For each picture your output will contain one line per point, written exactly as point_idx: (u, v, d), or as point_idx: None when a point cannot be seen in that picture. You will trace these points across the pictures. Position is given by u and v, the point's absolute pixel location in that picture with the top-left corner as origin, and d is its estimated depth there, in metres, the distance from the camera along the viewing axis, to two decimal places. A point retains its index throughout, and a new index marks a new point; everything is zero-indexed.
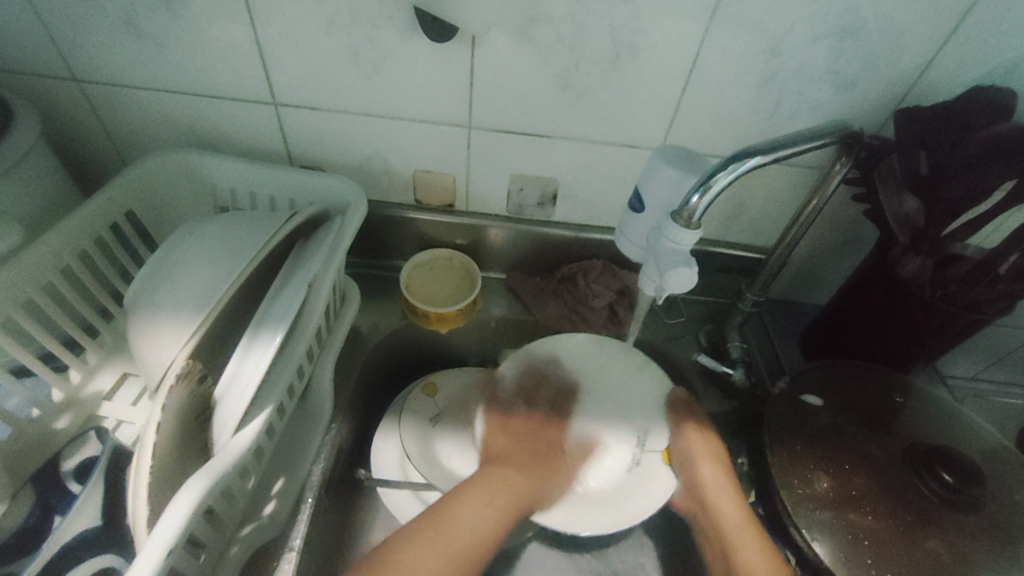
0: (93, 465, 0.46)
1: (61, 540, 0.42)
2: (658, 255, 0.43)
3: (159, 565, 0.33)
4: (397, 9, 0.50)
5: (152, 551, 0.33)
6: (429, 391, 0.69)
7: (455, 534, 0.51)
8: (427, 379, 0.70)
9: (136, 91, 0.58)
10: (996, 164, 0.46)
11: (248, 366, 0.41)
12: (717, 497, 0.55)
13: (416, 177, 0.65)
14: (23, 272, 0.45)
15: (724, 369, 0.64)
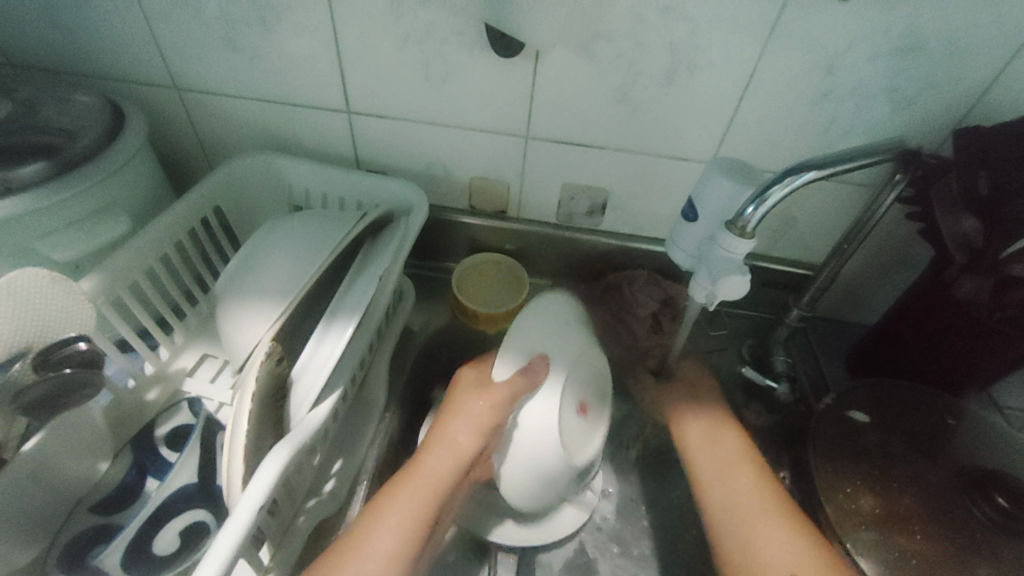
0: (186, 433, 0.52)
1: (156, 497, 0.47)
2: (711, 264, 0.45)
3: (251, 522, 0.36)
4: (468, 26, 0.54)
5: (245, 509, 0.37)
6: None
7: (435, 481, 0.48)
8: None
9: (226, 99, 0.64)
10: None
11: (324, 350, 0.45)
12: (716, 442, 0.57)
13: (472, 184, 0.68)
14: (134, 256, 0.51)
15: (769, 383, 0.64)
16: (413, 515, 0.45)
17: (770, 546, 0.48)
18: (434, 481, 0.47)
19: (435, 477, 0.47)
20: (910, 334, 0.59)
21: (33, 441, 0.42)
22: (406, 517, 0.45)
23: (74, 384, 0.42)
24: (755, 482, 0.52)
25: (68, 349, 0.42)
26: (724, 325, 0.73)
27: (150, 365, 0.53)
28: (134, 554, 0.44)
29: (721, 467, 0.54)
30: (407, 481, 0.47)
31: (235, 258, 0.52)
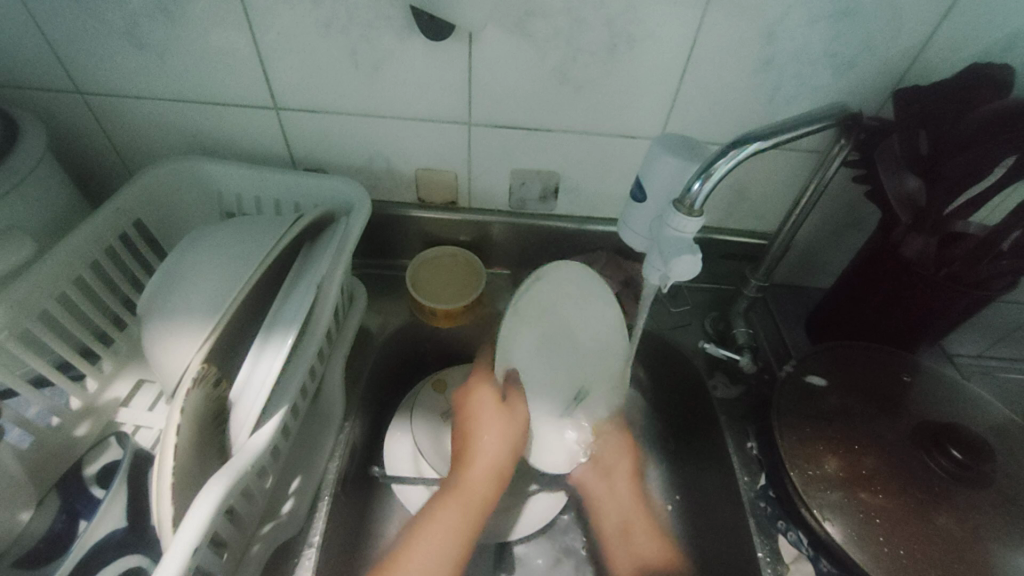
0: (115, 470, 0.47)
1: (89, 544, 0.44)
2: (662, 247, 0.43)
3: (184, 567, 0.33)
4: (393, 8, 0.50)
5: (176, 558, 0.33)
6: (439, 387, 0.70)
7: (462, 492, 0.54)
8: (437, 375, 0.71)
9: (137, 101, 0.59)
10: (997, 140, 0.46)
11: (261, 369, 0.41)
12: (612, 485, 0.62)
13: (418, 176, 0.65)
14: (41, 280, 0.46)
15: (730, 355, 0.64)
16: (441, 537, 0.51)
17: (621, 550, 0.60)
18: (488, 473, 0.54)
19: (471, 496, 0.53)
20: (860, 300, 0.61)
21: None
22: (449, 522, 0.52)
23: None
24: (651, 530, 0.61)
25: None
26: (686, 301, 0.73)
27: (76, 399, 0.49)
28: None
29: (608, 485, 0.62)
30: (432, 509, 0.53)
31: (160, 273, 0.47)
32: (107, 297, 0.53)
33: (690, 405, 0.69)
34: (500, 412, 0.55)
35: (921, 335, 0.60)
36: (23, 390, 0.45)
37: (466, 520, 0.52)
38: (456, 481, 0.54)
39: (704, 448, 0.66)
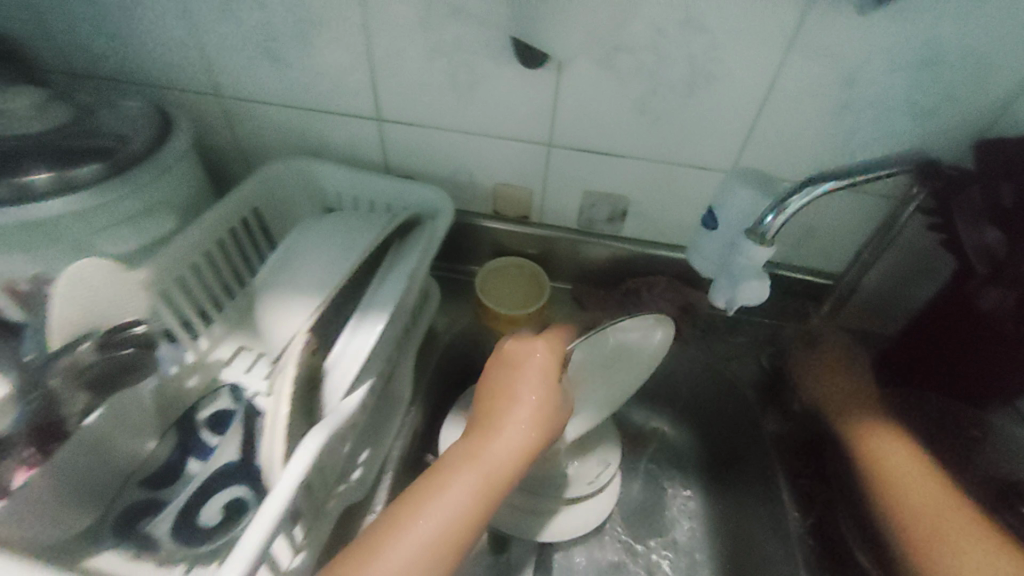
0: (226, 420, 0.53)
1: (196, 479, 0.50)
2: (730, 272, 0.46)
3: (284, 507, 0.38)
4: (494, 39, 0.56)
5: (278, 498, 0.38)
6: None
7: (477, 461, 0.47)
8: None
9: (265, 107, 0.68)
10: None
11: (356, 343, 0.47)
12: (901, 478, 0.57)
13: (496, 190, 0.71)
14: (180, 251, 0.55)
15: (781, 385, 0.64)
16: (446, 514, 0.45)
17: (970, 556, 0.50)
18: (517, 450, 0.49)
19: (489, 464, 0.47)
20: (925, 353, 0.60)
21: (88, 419, 0.46)
22: (456, 497, 0.45)
23: (132, 363, 0.49)
24: (889, 449, 0.59)
25: (124, 331, 0.49)
26: (744, 333, 0.73)
27: (190, 355, 0.56)
28: (180, 530, 0.47)
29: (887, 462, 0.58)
30: (447, 476, 0.47)
31: (275, 256, 0.55)
32: (224, 271, 0.62)
33: (733, 435, 0.71)
34: (552, 372, 0.53)
35: (994, 393, 0.56)
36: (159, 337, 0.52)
37: (477, 498, 0.46)
38: (466, 448, 0.49)
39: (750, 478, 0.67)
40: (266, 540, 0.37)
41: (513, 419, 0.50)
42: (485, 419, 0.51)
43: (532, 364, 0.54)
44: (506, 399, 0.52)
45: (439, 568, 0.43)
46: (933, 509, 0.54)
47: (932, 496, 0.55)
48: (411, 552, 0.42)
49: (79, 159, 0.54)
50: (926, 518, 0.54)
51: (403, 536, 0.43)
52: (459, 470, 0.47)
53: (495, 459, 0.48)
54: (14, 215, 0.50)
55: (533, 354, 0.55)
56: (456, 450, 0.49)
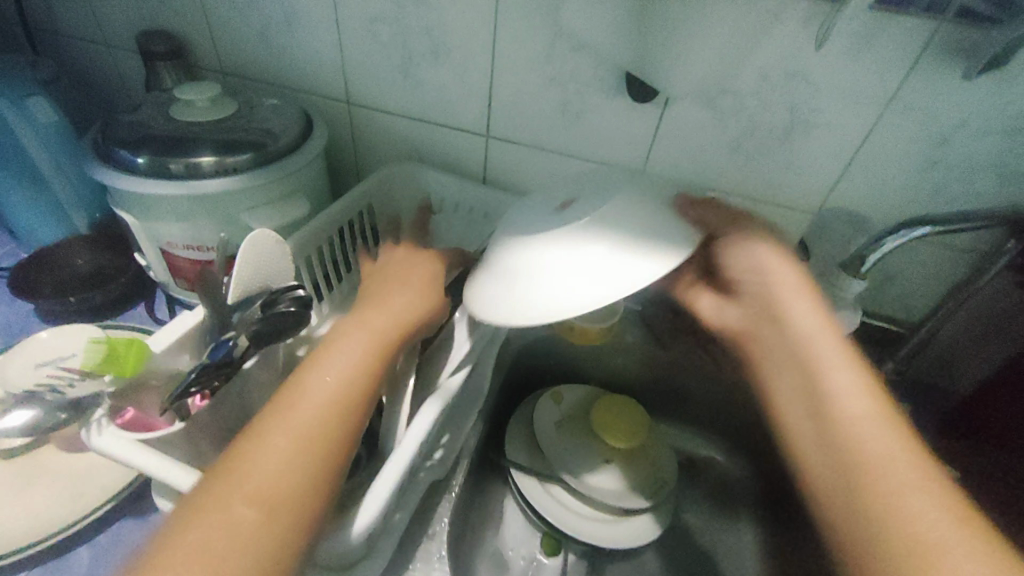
0: None
1: None
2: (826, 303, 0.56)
3: (405, 467, 0.43)
4: (608, 74, 0.62)
5: (401, 457, 0.44)
6: (556, 398, 0.79)
7: (304, 394, 0.39)
8: (555, 388, 0.81)
9: (386, 115, 0.76)
10: None
11: None
12: (869, 421, 0.43)
13: None
14: (309, 235, 0.62)
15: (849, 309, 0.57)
16: (310, 417, 0.38)
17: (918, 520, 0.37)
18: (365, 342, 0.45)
19: (339, 390, 0.40)
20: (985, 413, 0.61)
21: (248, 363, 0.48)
22: (302, 412, 0.38)
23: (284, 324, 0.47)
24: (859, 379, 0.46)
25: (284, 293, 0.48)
26: None
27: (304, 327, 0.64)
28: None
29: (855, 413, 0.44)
30: (309, 381, 0.40)
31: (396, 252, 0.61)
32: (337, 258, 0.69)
33: None
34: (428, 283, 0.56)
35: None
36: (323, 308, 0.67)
37: (330, 417, 0.38)
38: (322, 353, 0.43)
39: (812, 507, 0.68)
40: (393, 491, 0.42)
41: (366, 333, 0.46)
42: (336, 337, 0.45)
43: (414, 274, 0.57)
44: (382, 317, 0.48)
45: (310, 469, 0.35)
46: (888, 444, 0.42)
47: (875, 427, 0.43)
48: (274, 453, 0.35)
49: (238, 146, 0.62)
50: (872, 442, 0.42)
51: (264, 441, 0.36)
52: (318, 372, 0.41)
53: (330, 384, 0.40)
54: (187, 189, 0.59)
55: (408, 289, 0.54)
56: (336, 356, 0.43)
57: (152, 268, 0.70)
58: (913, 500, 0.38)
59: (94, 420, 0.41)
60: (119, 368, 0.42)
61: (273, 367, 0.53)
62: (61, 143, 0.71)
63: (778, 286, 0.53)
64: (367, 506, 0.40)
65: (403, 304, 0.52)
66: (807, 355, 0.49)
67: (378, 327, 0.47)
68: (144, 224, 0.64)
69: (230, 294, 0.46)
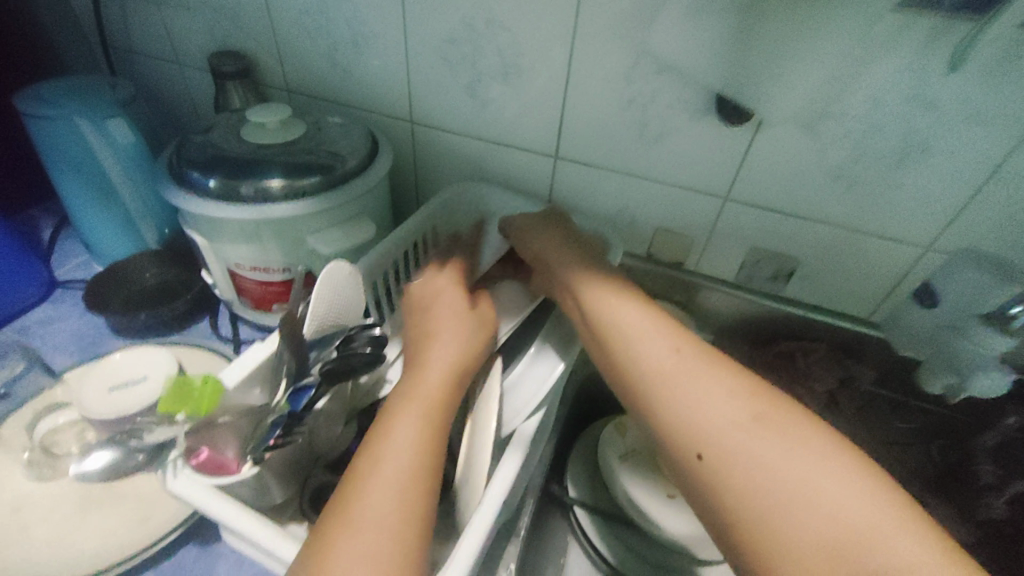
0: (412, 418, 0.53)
1: None
2: (959, 369, 0.56)
3: (485, 529, 0.40)
4: (695, 95, 0.58)
5: (481, 519, 0.40)
6: (620, 430, 0.74)
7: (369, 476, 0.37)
8: (618, 419, 0.75)
9: (450, 134, 0.74)
10: None
11: (541, 369, 0.52)
12: (670, 374, 0.41)
13: (656, 235, 0.71)
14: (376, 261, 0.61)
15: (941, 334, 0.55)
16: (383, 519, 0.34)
17: (825, 494, 0.32)
18: (422, 410, 0.41)
19: (408, 466, 0.37)
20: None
21: (320, 404, 0.46)
22: (376, 513, 0.34)
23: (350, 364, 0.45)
24: (665, 334, 0.44)
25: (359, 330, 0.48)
26: (914, 419, 0.66)
27: None
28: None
29: (661, 377, 0.42)
30: (367, 477, 0.37)
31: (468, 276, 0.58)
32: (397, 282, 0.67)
33: None
34: (464, 310, 0.50)
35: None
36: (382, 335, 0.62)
37: (404, 506, 0.35)
38: (381, 432, 0.40)
39: None
40: (477, 552, 0.38)
41: (422, 397, 0.42)
42: (401, 403, 0.42)
43: (443, 306, 0.51)
44: (438, 376, 0.44)
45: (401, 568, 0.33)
46: (728, 408, 0.38)
47: (780, 439, 0.35)
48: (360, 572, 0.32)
49: (306, 170, 0.61)
50: (710, 412, 0.38)
51: (332, 558, 0.32)
52: (386, 447, 0.38)
53: (396, 457, 0.38)
54: (257, 212, 0.58)
55: (444, 344, 0.47)
56: (389, 435, 0.39)
57: (218, 287, 0.70)
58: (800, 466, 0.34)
59: (171, 462, 0.40)
60: (195, 407, 0.41)
61: (342, 402, 0.51)
62: (136, 163, 0.72)
63: (618, 325, 0.46)
64: (452, 568, 0.37)
65: (445, 348, 0.47)
66: (633, 340, 0.45)
67: (432, 385, 0.43)
68: (213, 245, 0.64)
69: (309, 329, 0.45)
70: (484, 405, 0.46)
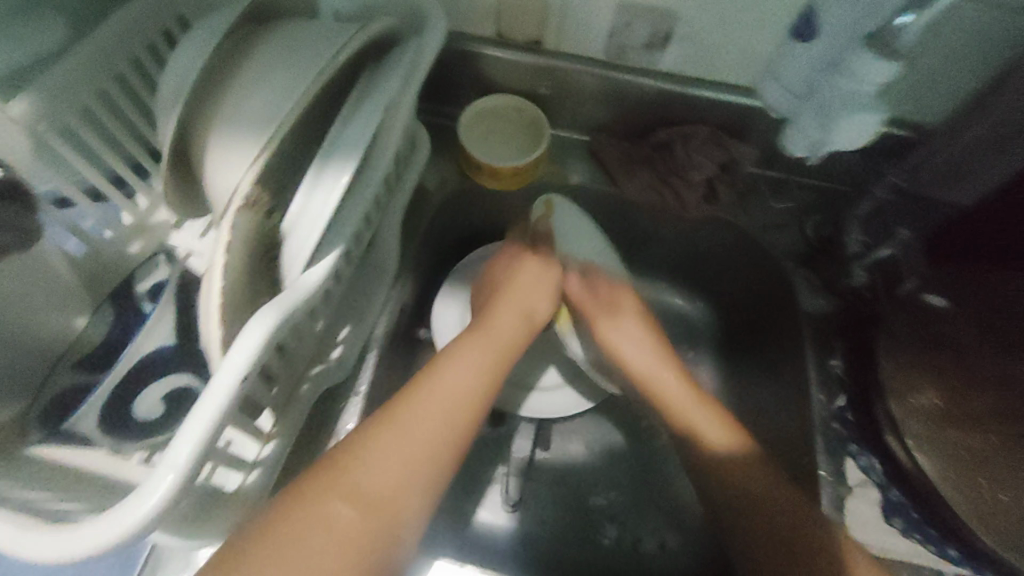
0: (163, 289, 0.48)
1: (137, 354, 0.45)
2: (825, 109, 0.36)
3: (225, 405, 0.30)
4: None
5: (218, 390, 0.30)
6: (549, 208, 0.58)
7: (354, 489, 0.37)
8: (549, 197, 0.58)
9: None
10: None
11: (317, 199, 0.36)
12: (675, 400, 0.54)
13: (502, 1, 0.53)
14: (62, 86, 0.40)
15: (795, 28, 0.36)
16: (434, 441, 0.41)
17: (777, 497, 0.46)
18: (490, 359, 0.49)
19: (410, 470, 0.39)
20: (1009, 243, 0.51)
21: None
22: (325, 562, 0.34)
23: None
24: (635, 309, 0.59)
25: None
26: (791, 198, 0.61)
27: (128, 215, 0.48)
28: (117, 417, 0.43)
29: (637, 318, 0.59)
30: (334, 496, 0.36)
31: (193, 71, 0.36)
32: (133, 115, 0.47)
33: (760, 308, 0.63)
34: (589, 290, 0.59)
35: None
36: (112, 195, 0.46)
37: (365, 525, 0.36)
38: (382, 440, 0.39)
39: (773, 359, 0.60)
40: (206, 446, 0.29)
41: (447, 376, 0.45)
42: (410, 402, 0.42)
43: (521, 282, 0.56)
44: (466, 356, 0.48)
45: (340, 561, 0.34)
46: (682, 394, 0.54)
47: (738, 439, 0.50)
48: (381, 479, 0.38)
49: None
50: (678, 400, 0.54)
51: (302, 542, 0.34)
52: (388, 444, 0.39)
53: (417, 444, 0.40)
54: None
55: (488, 338, 0.51)
56: (393, 443, 0.40)
57: None
58: (781, 515, 0.45)
59: None
60: None
61: None
62: None
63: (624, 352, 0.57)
64: (160, 473, 0.28)
65: (480, 347, 0.49)
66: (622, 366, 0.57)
67: (457, 375, 0.45)
68: None
69: None
70: (213, 271, 0.34)
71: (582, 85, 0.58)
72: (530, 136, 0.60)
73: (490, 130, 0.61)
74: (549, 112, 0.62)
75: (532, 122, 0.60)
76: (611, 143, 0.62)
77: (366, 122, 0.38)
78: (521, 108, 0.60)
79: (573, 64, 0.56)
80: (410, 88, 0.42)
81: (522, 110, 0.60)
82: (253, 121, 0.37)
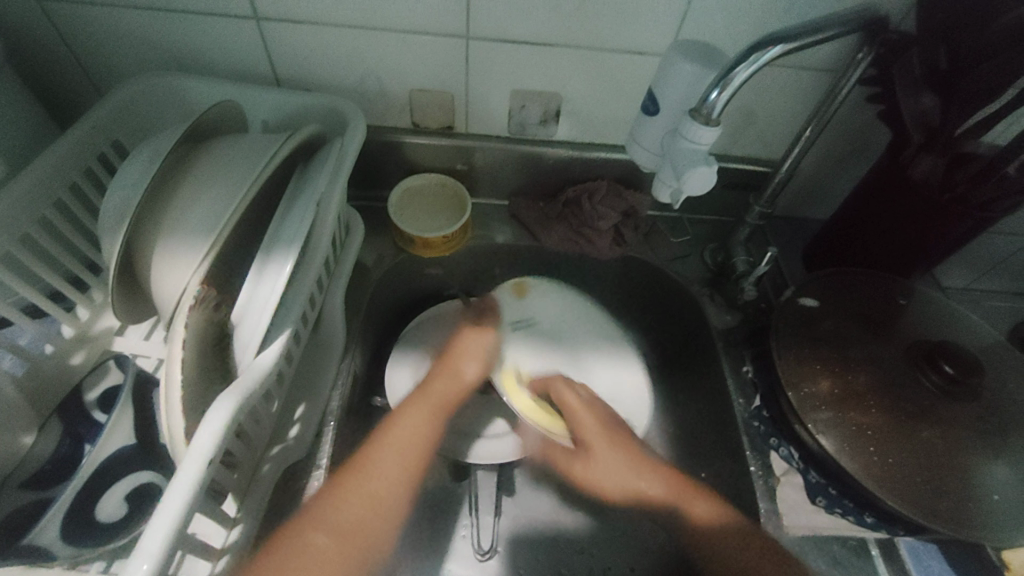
0: (116, 396, 0.49)
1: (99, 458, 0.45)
2: (674, 161, 0.44)
3: (192, 494, 0.32)
4: None
5: (184, 480, 0.33)
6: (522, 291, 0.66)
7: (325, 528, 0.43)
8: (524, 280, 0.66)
9: (99, 9, 0.51)
10: (978, 71, 0.45)
11: (262, 289, 0.40)
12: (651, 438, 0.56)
13: (412, 98, 0.61)
14: (3, 217, 0.43)
15: (647, 107, 0.48)
16: (393, 477, 0.48)
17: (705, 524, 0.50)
18: (427, 413, 0.53)
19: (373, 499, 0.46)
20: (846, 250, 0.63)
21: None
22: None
23: None
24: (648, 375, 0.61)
25: None
26: (687, 232, 0.71)
27: (69, 327, 0.50)
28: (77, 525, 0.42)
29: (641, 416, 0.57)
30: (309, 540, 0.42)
31: (137, 191, 0.40)
32: (74, 234, 0.49)
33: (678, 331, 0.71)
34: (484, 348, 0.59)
35: (899, 259, 0.59)
36: (52, 310, 0.48)
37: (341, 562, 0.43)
38: (349, 485, 0.46)
39: (698, 373, 0.67)
40: (177, 530, 0.31)
41: (396, 425, 0.51)
42: (374, 448, 0.49)
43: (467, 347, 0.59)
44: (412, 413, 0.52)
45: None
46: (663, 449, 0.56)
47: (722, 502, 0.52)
48: (348, 518, 0.45)
49: None
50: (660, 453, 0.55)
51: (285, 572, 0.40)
52: (357, 488, 0.46)
53: (382, 487, 0.47)
54: None
55: (427, 395, 0.55)
56: (356, 486, 0.46)
57: None
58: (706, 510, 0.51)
59: None
60: None
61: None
62: None
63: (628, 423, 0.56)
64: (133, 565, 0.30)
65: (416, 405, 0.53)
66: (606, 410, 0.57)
67: (404, 426, 0.51)
68: None
69: None
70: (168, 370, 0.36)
71: (493, 158, 0.66)
72: (456, 205, 0.66)
73: (419, 207, 0.66)
74: (468, 185, 0.70)
75: (455, 193, 0.66)
76: (526, 205, 0.69)
77: (302, 216, 0.43)
78: (443, 184, 0.67)
79: (483, 142, 0.65)
80: (339, 182, 0.47)
81: (444, 184, 0.67)
82: (197, 228, 0.41)
